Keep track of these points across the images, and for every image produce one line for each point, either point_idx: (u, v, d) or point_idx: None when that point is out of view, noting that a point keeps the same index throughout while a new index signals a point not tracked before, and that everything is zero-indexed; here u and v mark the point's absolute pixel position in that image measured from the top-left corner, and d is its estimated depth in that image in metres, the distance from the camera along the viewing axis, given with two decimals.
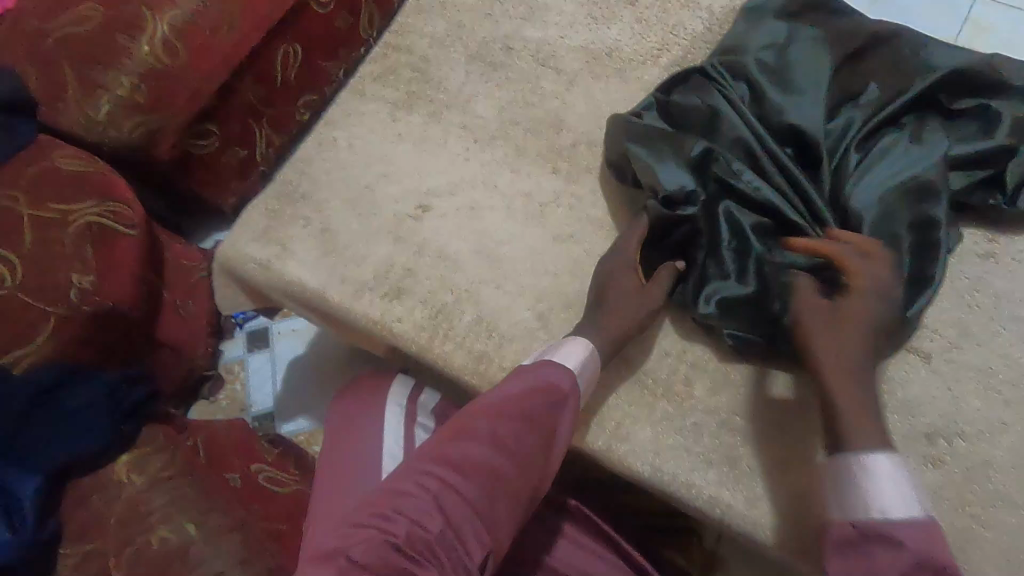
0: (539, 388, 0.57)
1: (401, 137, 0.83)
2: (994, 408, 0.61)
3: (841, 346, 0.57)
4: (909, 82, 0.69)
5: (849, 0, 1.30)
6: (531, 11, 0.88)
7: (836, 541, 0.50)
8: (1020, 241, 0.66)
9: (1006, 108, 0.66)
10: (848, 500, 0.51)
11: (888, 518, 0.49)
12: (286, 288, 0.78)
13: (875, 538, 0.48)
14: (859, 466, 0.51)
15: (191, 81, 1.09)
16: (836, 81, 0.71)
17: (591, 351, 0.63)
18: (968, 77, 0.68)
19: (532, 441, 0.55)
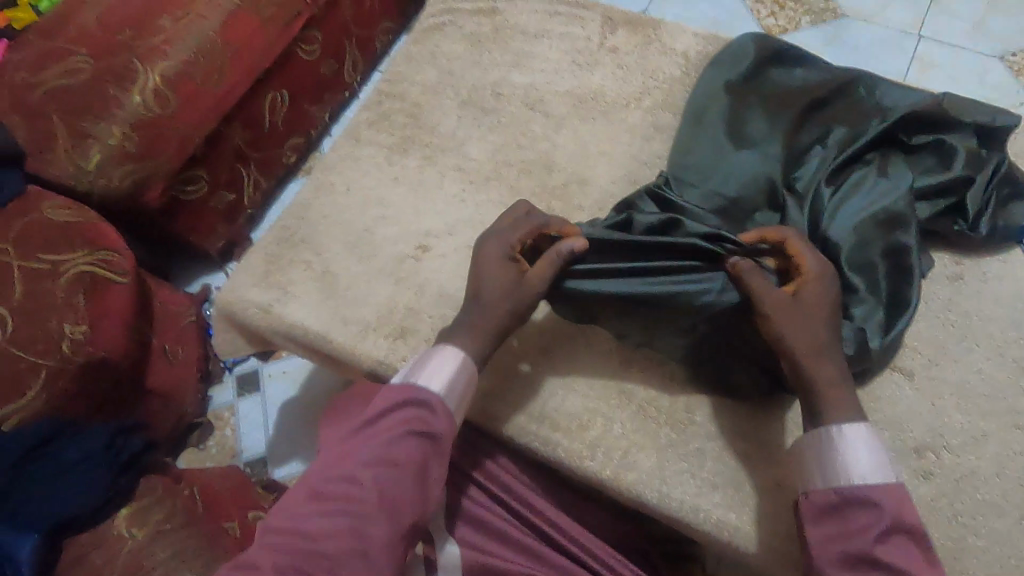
0: (403, 421, 0.58)
1: (398, 180, 0.86)
2: (974, 420, 0.65)
3: (810, 329, 0.60)
4: (869, 122, 0.74)
5: (807, 40, 1.41)
6: (518, 59, 0.93)
7: (818, 506, 0.55)
8: (982, 263, 0.72)
9: (961, 142, 0.72)
10: (829, 469, 0.56)
11: (865, 482, 0.54)
12: (289, 332, 0.79)
13: (854, 502, 0.53)
14: (834, 436, 0.56)
15: (182, 129, 1.11)
16: (805, 125, 0.77)
17: (464, 361, 0.63)
18: (927, 114, 0.73)
19: (392, 481, 0.55)
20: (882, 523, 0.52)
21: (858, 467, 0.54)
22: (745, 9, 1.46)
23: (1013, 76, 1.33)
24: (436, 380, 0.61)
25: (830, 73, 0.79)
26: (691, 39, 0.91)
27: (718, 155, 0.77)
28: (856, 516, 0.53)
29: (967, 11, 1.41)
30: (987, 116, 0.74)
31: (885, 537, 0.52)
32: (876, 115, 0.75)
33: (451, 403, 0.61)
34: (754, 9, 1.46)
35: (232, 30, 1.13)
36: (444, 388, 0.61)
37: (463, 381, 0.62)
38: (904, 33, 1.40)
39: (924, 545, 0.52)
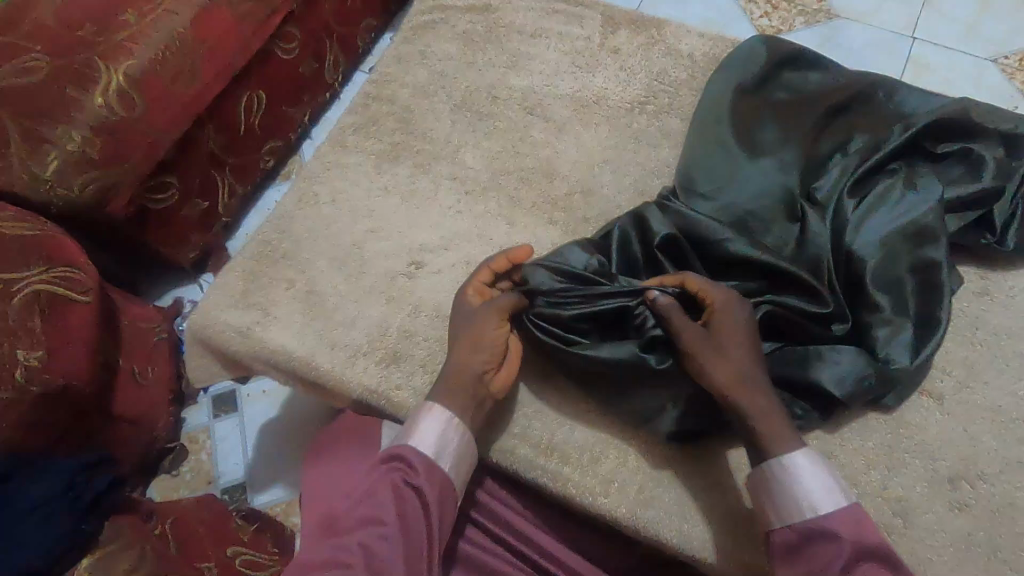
0: (388, 479, 0.57)
1: (388, 190, 0.79)
2: (1010, 446, 0.61)
3: (731, 361, 0.58)
4: (893, 129, 0.70)
5: (801, 38, 1.38)
6: (514, 60, 0.87)
7: (780, 546, 0.53)
8: (1010, 277, 0.68)
9: (987, 152, 0.68)
10: (782, 504, 0.53)
11: (820, 514, 0.52)
12: (270, 358, 0.72)
13: (813, 536, 0.51)
14: (781, 467, 0.54)
15: (148, 133, 1.02)
16: (826, 129, 0.73)
17: (449, 412, 0.60)
18: (952, 122, 0.70)
19: (383, 547, 0.53)
20: (845, 555, 0.49)
21: (811, 496, 0.52)
22: (740, 8, 1.42)
23: (1007, 80, 1.29)
24: (421, 434, 0.60)
25: (847, 78, 0.75)
26: (697, 39, 0.86)
27: (734, 160, 0.72)
28: (818, 551, 0.51)
29: (960, 11, 1.37)
30: (1011, 124, 0.70)
31: (854, 571, 0.49)
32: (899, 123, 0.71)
33: (441, 456, 0.59)
34: (747, 9, 1.42)
35: (204, 26, 1.05)
36: (430, 442, 0.59)
37: (449, 430, 0.60)
38: (897, 35, 1.35)
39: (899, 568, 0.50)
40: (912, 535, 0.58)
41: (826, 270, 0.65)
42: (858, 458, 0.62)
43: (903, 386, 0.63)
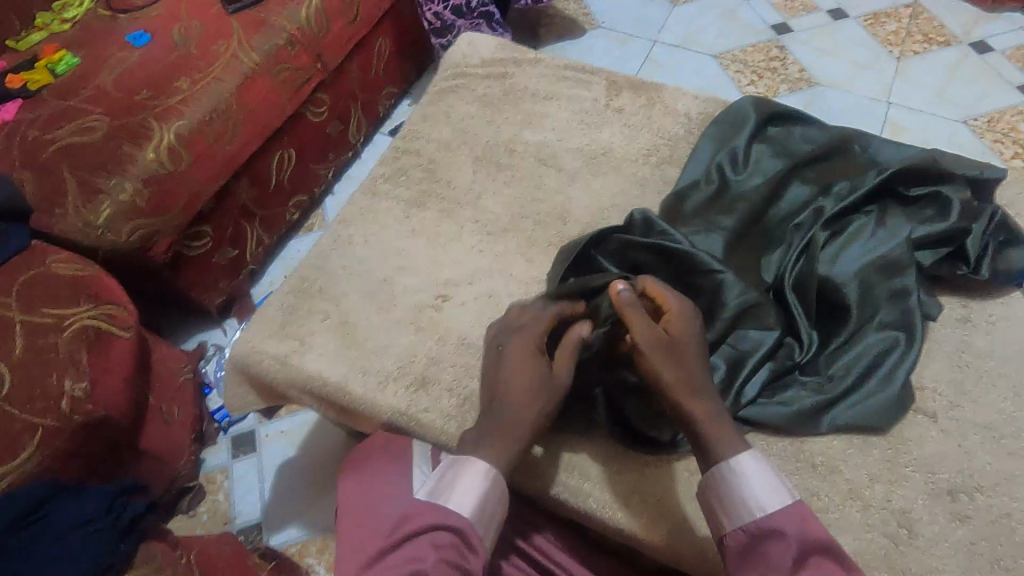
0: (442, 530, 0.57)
1: (416, 232, 0.87)
2: (1003, 460, 0.65)
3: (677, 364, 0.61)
4: (867, 175, 0.78)
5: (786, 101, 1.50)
6: (529, 118, 0.97)
7: (734, 546, 0.55)
8: (986, 305, 0.75)
9: (955, 194, 0.76)
10: (734, 508, 0.56)
11: (767, 513, 0.55)
12: (306, 384, 0.77)
13: (764, 535, 0.54)
14: (731, 471, 0.57)
15: (191, 186, 1.12)
16: (808, 177, 0.81)
17: (497, 484, 0.60)
18: (923, 168, 0.77)
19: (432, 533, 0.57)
20: (793, 552, 0.52)
21: (756, 496, 0.55)
22: (728, 77, 1.56)
23: (977, 138, 1.39)
24: (469, 498, 0.58)
25: (828, 133, 0.84)
26: (692, 101, 0.96)
27: (720, 202, 0.80)
28: (768, 545, 0.53)
29: (929, 79, 1.50)
30: (975, 170, 0.79)
31: (801, 566, 0.52)
32: (877, 171, 0.78)
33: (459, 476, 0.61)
34: (734, 77, 1.55)
35: (247, 92, 1.17)
36: (474, 509, 0.58)
37: (494, 504, 0.60)
38: (873, 99, 1.48)
39: (842, 560, 0.53)
40: (918, 545, 0.61)
41: (801, 300, 0.71)
42: (861, 472, 0.66)
43: (868, 405, 0.67)
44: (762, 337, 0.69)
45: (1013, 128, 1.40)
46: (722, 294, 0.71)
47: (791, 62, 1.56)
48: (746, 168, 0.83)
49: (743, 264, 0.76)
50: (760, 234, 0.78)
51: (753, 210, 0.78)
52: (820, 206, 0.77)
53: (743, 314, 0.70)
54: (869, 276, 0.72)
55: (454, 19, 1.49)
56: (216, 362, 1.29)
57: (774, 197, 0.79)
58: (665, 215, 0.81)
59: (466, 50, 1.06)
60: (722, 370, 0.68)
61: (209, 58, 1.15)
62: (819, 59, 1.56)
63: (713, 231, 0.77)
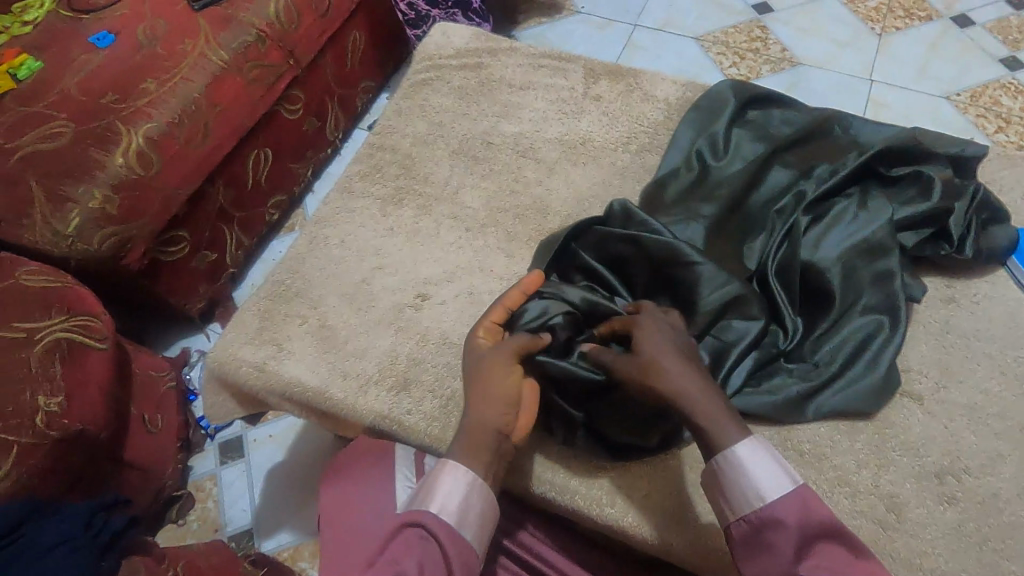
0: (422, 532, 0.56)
1: (393, 230, 0.85)
2: (989, 441, 0.65)
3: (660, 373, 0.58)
4: (847, 157, 0.77)
5: (769, 82, 1.48)
6: (506, 109, 0.95)
7: (737, 536, 0.54)
8: (971, 285, 0.74)
9: (936, 173, 0.75)
10: (735, 499, 0.55)
11: (767, 502, 0.53)
12: (285, 391, 0.75)
13: (766, 525, 0.53)
14: (729, 463, 0.55)
15: (164, 190, 1.09)
16: (790, 160, 0.79)
17: (475, 484, 0.58)
18: (904, 148, 0.76)
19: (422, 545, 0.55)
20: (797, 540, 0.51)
21: (756, 487, 0.54)
22: (709, 59, 1.54)
23: (961, 114, 1.38)
24: (442, 497, 0.57)
25: (809, 114, 0.83)
26: (671, 86, 0.95)
27: (701, 189, 0.79)
28: (770, 535, 0.52)
29: (911, 55, 1.48)
30: (957, 148, 0.78)
31: (805, 553, 0.51)
32: (856, 153, 0.77)
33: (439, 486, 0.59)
34: (716, 60, 1.53)
35: (217, 92, 1.14)
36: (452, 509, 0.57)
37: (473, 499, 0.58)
38: (855, 77, 1.46)
39: (849, 542, 0.52)
40: (906, 529, 0.61)
41: (784, 287, 0.70)
42: (848, 459, 0.65)
43: (855, 390, 0.66)
44: (747, 326, 0.68)
45: (996, 102, 1.38)
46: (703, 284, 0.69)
47: (772, 42, 1.54)
48: (726, 154, 0.81)
49: (725, 251, 0.74)
50: (742, 221, 0.77)
51: (735, 197, 0.77)
52: (801, 189, 0.75)
53: (728, 303, 0.69)
54: (851, 259, 0.71)
55: (428, 10, 1.48)
56: (200, 368, 1.27)
57: (755, 182, 0.78)
58: (645, 205, 0.79)
59: (440, 41, 1.03)
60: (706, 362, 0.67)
61: (176, 57, 1.12)
62: (801, 38, 1.54)
63: (693, 220, 0.76)
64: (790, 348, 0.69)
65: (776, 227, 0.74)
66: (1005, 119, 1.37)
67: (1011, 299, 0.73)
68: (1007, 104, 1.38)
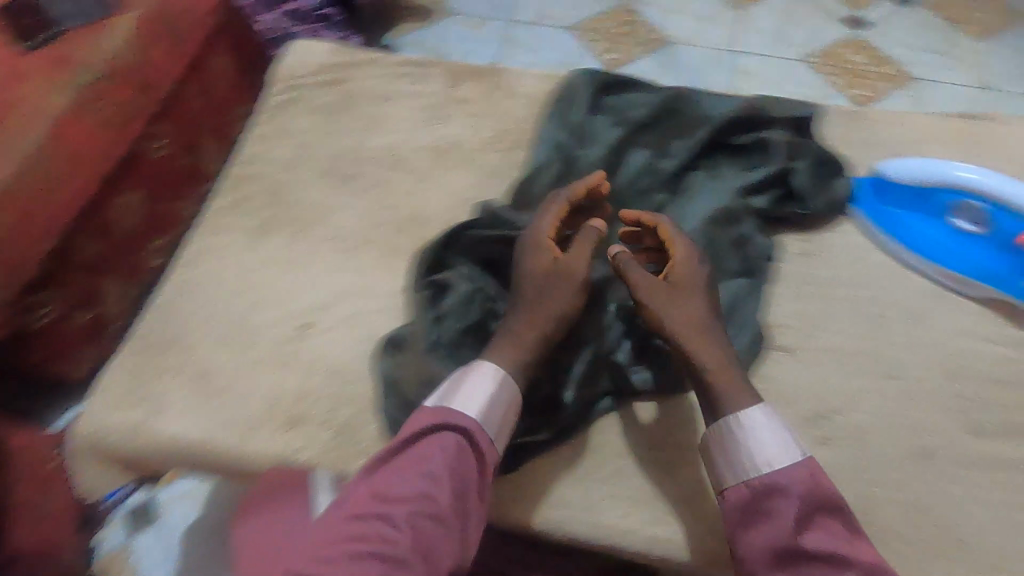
0: (407, 461, 0.59)
1: (266, 262, 0.82)
2: (852, 378, 0.70)
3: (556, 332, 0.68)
4: (695, 132, 0.82)
5: (634, 66, 1.49)
6: (372, 122, 0.93)
7: (734, 500, 0.59)
8: (825, 236, 0.79)
9: (777, 135, 0.81)
10: (743, 462, 0.59)
11: (775, 468, 0.58)
12: (168, 452, 0.71)
13: (768, 494, 0.57)
14: (737, 428, 0.60)
15: (15, 251, 1.00)
16: (644, 141, 0.83)
17: (503, 379, 0.64)
18: (744, 117, 0.81)
19: (439, 454, 0.59)
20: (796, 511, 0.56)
21: (768, 453, 0.59)
22: (582, 48, 1.57)
23: (815, 75, 1.42)
24: (475, 403, 0.63)
25: (658, 92, 0.86)
26: (534, 80, 0.96)
27: (564, 178, 0.81)
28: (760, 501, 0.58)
29: (768, 22, 1.52)
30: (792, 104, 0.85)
31: (808, 525, 0.56)
32: (702, 127, 0.82)
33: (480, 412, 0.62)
34: (590, 47, 1.56)
35: (63, 137, 1.05)
36: (481, 409, 0.63)
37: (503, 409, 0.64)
38: (719, 50, 1.51)
39: (846, 516, 0.58)
40: None
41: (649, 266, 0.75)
42: None
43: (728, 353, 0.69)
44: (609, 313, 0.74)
45: (846, 60, 1.43)
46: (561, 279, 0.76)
47: (641, 24, 1.58)
48: (587, 141, 0.83)
49: (595, 239, 0.77)
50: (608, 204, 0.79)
51: (595, 182, 0.78)
52: (656, 170, 0.80)
53: (594, 296, 0.75)
54: (697, 230, 0.75)
55: (290, 25, 1.47)
56: None
57: (615, 167, 0.81)
58: (508, 203, 0.81)
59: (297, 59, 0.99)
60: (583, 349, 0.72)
61: (10, 105, 1.02)
62: (666, 18, 1.58)
63: (555, 208, 0.77)
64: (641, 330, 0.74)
65: (639, 207, 0.78)
66: (856, 75, 1.41)
67: (859, 244, 0.78)
68: (857, 59, 1.42)
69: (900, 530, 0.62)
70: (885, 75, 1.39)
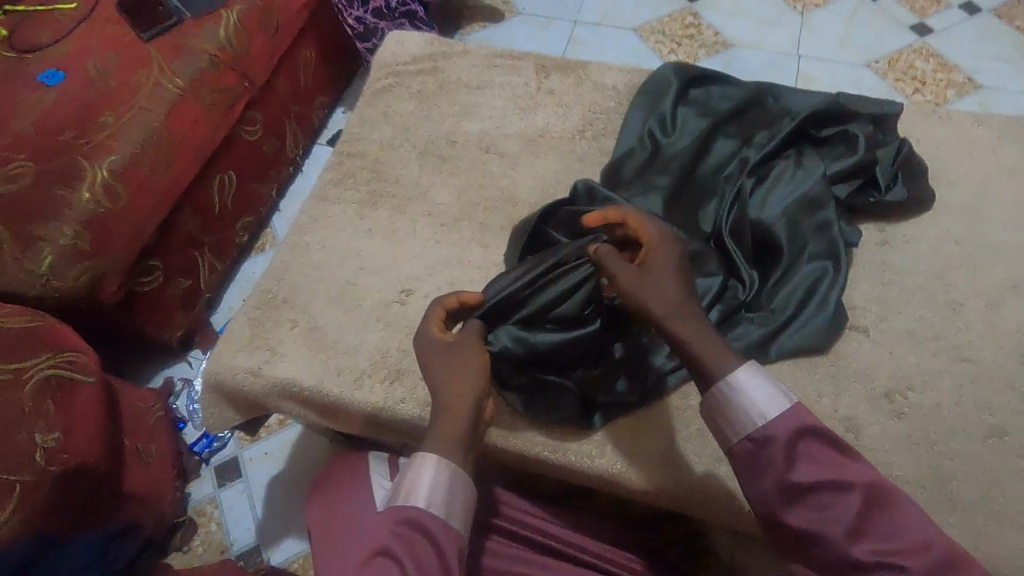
0: None
1: (371, 232, 0.89)
2: (929, 360, 0.73)
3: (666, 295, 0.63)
4: (780, 126, 0.84)
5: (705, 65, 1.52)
6: (466, 109, 1.00)
7: (744, 456, 0.58)
8: (902, 226, 0.83)
9: (860, 130, 0.84)
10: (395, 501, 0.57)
11: (769, 420, 0.57)
12: (283, 390, 0.79)
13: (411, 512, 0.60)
14: (731, 387, 0.59)
15: (131, 223, 1.10)
16: (737, 130, 0.87)
17: None
18: (827, 111, 0.84)
19: None
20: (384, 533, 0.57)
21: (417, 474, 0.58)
22: (648, 49, 1.58)
23: (881, 79, 1.43)
24: None
25: (744, 88, 0.89)
26: (618, 74, 1.01)
27: (641, 159, 0.85)
28: (761, 485, 0.56)
29: (832, 29, 1.53)
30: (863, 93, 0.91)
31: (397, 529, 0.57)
32: (736, 97, 0.89)
33: None
34: (655, 48, 1.58)
35: (178, 117, 1.15)
36: None
37: None
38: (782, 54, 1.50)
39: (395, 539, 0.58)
40: (864, 445, 0.69)
41: (735, 251, 0.77)
42: (809, 390, 0.72)
43: (810, 331, 0.73)
44: (709, 282, 0.74)
45: (911, 66, 1.44)
46: None
47: (705, 27, 1.59)
48: (674, 130, 0.87)
49: (684, 216, 0.81)
50: (691, 195, 0.83)
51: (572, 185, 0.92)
52: (744, 156, 0.83)
53: None
54: None
55: (376, 22, 1.50)
56: (185, 397, 1.28)
57: (702, 153, 0.85)
58: None
59: (394, 49, 1.07)
60: None
61: (132, 89, 1.12)
62: (730, 21, 1.59)
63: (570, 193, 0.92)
64: (747, 304, 0.76)
65: None
66: (921, 81, 1.42)
67: (933, 237, 0.81)
68: (921, 68, 1.44)
69: (974, 496, 0.66)
70: (948, 83, 1.41)
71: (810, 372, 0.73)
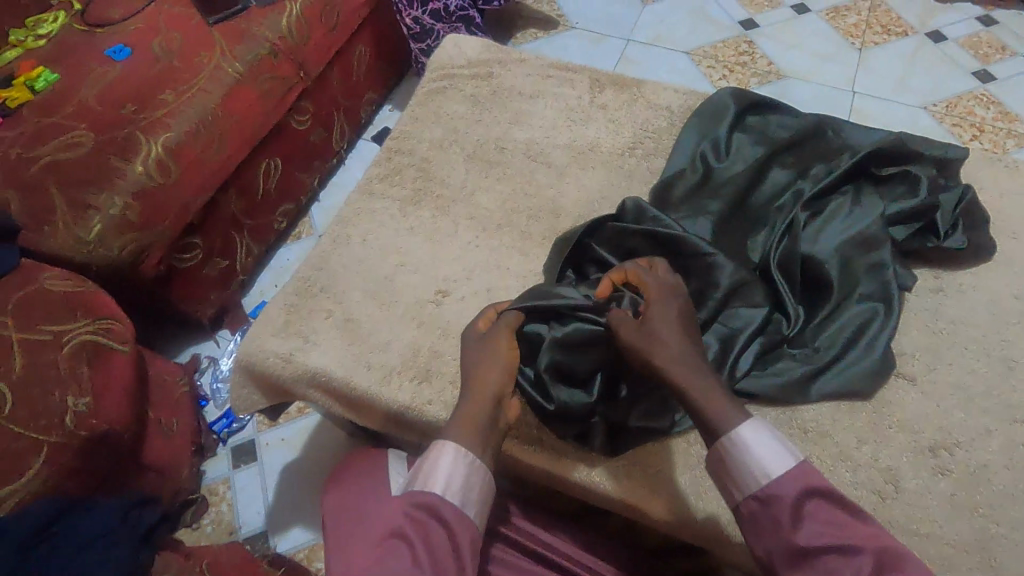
0: None
1: (413, 230, 0.89)
2: (979, 416, 0.70)
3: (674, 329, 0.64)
4: (839, 160, 0.83)
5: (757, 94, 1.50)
6: (516, 117, 1.00)
7: (747, 513, 0.56)
8: (958, 274, 0.80)
9: (922, 172, 0.82)
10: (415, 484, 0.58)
11: (770, 479, 0.56)
12: (312, 379, 0.79)
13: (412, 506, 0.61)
14: (734, 442, 0.57)
15: (180, 200, 1.12)
16: (794, 161, 0.85)
17: None
18: (889, 150, 0.82)
19: None
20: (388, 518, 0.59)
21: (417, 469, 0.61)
22: (699, 73, 1.57)
23: (938, 123, 1.40)
24: None
25: (802, 120, 0.88)
26: (673, 94, 1.00)
27: (692, 179, 0.84)
28: (767, 538, 0.55)
29: (889, 69, 1.50)
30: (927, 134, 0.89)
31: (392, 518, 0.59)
32: (795, 126, 0.87)
33: None
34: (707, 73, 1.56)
35: (234, 101, 1.17)
36: None
37: None
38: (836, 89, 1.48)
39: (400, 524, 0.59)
40: (903, 498, 0.66)
41: (783, 284, 0.75)
42: (849, 436, 0.69)
43: (855, 373, 0.71)
44: (752, 314, 0.73)
45: (971, 113, 1.40)
46: (710, 285, 0.73)
47: (760, 56, 1.57)
48: (728, 156, 0.86)
49: (732, 244, 0.80)
50: (740, 222, 0.82)
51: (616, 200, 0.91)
52: (799, 188, 0.81)
53: None
54: None
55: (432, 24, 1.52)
56: (211, 375, 1.30)
57: (756, 180, 0.83)
58: None
59: (451, 52, 1.07)
60: (716, 348, 0.71)
61: (194, 69, 1.15)
62: (785, 52, 1.56)
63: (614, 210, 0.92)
64: (790, 340, 0.74)
65: None
66: (980, 128, 1.38)
67: (991, 289, 0.78)
68: (981, 115, 1.40)
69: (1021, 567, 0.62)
70: (1009, 133, 1.37)
71: (851, 416, 0.71)
